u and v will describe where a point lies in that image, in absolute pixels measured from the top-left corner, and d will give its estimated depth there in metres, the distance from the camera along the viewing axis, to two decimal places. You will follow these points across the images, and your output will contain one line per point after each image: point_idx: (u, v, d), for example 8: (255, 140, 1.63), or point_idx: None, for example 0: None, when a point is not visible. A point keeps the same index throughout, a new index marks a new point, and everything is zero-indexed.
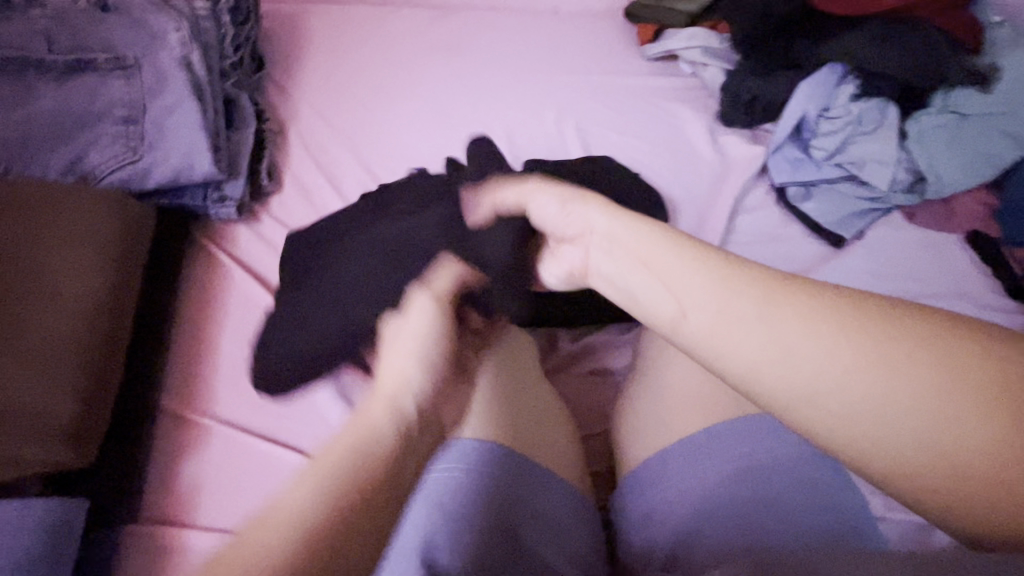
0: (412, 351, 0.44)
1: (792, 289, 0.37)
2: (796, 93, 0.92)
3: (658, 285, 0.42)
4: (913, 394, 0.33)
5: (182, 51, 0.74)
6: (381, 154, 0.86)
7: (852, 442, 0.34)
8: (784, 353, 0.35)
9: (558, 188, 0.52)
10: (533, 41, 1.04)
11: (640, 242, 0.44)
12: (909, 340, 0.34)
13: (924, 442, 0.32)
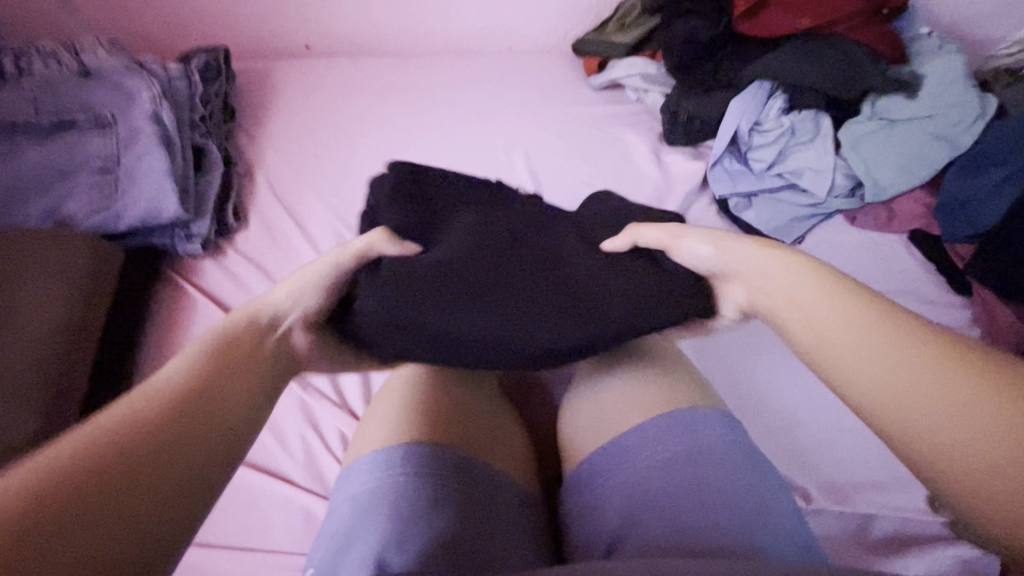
0: (716, 250, 0.54)
1: (888, 308, 0.42)
2: (728, 110, 0.97)
3: (796, 302, 0.47)
4: (961, 398, 0.35)
5: (153, 107, 0.82)
6: (342, 192, 0.92)
7: (857, 383, 0.40)
8: (888, 364, 0.39)
9: (709, 232, 0.55)
10: (488, 77, 1.12)
11: (809, 284, 0.46)
12: (959, 361, 0.37)
13: (934, 409, 0.36)
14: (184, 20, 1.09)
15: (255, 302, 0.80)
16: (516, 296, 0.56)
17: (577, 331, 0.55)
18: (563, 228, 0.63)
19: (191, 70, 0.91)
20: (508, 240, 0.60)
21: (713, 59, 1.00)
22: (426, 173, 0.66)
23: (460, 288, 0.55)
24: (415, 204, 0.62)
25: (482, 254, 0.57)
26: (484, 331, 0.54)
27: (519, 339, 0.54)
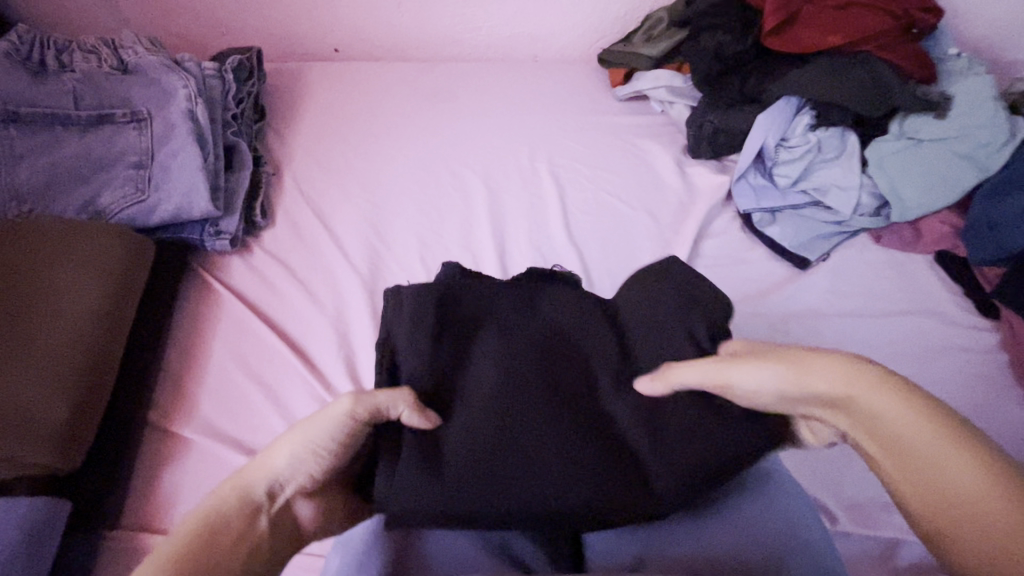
0: (764, 373, 0.51)
1: (930, 406, 0.47)
2: (754, 125, 0.97)
3: (837, 400, 0.50)
4: (980, 492, 0.43)
5: (189, 105, 0.83)
6: (365, 195, 0.93)
7: (904, 477, 0.47)
8: (921, 458, 0.46)
9: (760, 361, 0.51)
10: (514, 86, 1.13)
11: (858, 386, 0.49)
12: (986, 466, 0.44)
13: (971, 507, 0.43)
14: (217, 20, 1.11)
15: (280, 302, 0.80)
16: (567, 474, 0.50)
17: (631, 491, 0.50)
18: (599, 348, 0.58)
19: (225, 70, 0.92)
20: (547, 383, 0.54)
21: (740, 73, 1.00)
22: (448, 294, 0.60)
23: (509, 451, 0.50)
24: (439, 340, 0.57)
25: (518, 413, 0.52)
26: (532, 495, 0.49)
27: (572, 493, 0.49)
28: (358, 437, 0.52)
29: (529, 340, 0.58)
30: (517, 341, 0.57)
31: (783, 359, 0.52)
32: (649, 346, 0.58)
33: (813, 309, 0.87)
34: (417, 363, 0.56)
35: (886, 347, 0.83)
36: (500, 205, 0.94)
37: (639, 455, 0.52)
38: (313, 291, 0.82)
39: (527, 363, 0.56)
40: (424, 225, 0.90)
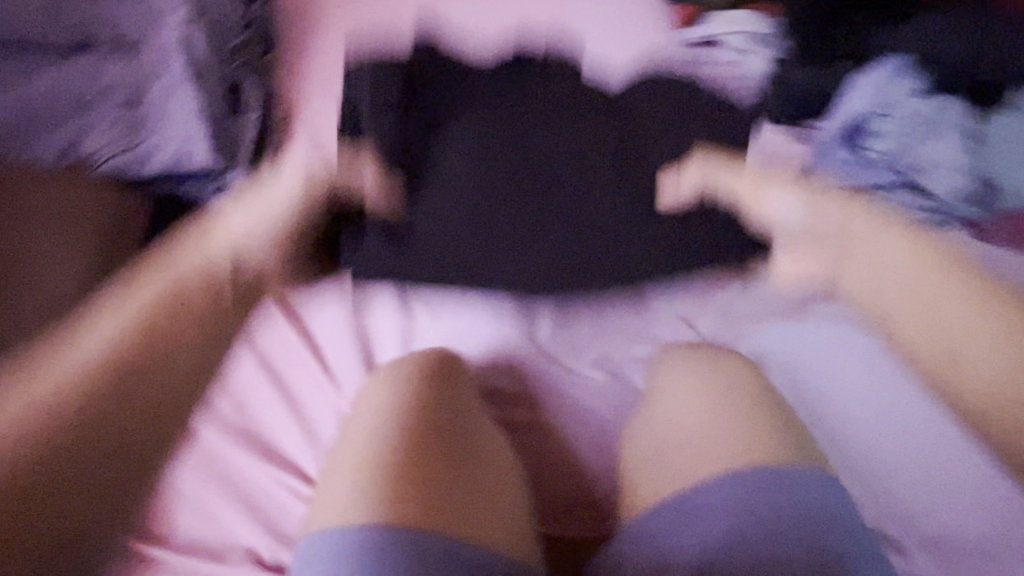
0: (771, 198, 0.68)
1: (936, 257, 0.54)
2: (848, 88, 0.84)
3: (866, 255, 0.60)
4: (1003, 338, 0.46)
5: (185, 30, 0.71)
6: (374, 146, 0.75)
7: (915, 335, 0.52)
8: (898, 278, 0.55)
9: (788, 189, 0.67)
10: (564, 23, 0.98)
11: (855, 228, 0.61)
12: (986, 306, 0.49)
13: (1000, 355, 0.46)
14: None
15: (283, 274, 0.70)
16: (513, 230, 0.71)
17: (542, 261, 0.69)
18: (589, 132, 0.79)
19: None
20: (530, 192, 0.73)
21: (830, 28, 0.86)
22: (416, 94, 0.80)
23: (468, 245, 0.69)
24: (412, 134, 0.77)
25: (490, 184, 0.73)
26: (460, 272, 0.69)
27: (499, 273, 0.69)
28: (300, 228, 0.67)
29: (526, 140, 0.77)
30: (481, 131, 0.77)
31: (813, 201, 0.65)
32: (646, 148, 0.79)
33: None
34: (375, 194, 0.72)
35: None
36: (538, 166, 0.75)
37: (604, 207, 0.73)
38: (321, 263, 0.71)
39: (518, 188, 0.73)
40: (444, 189, 0.73)
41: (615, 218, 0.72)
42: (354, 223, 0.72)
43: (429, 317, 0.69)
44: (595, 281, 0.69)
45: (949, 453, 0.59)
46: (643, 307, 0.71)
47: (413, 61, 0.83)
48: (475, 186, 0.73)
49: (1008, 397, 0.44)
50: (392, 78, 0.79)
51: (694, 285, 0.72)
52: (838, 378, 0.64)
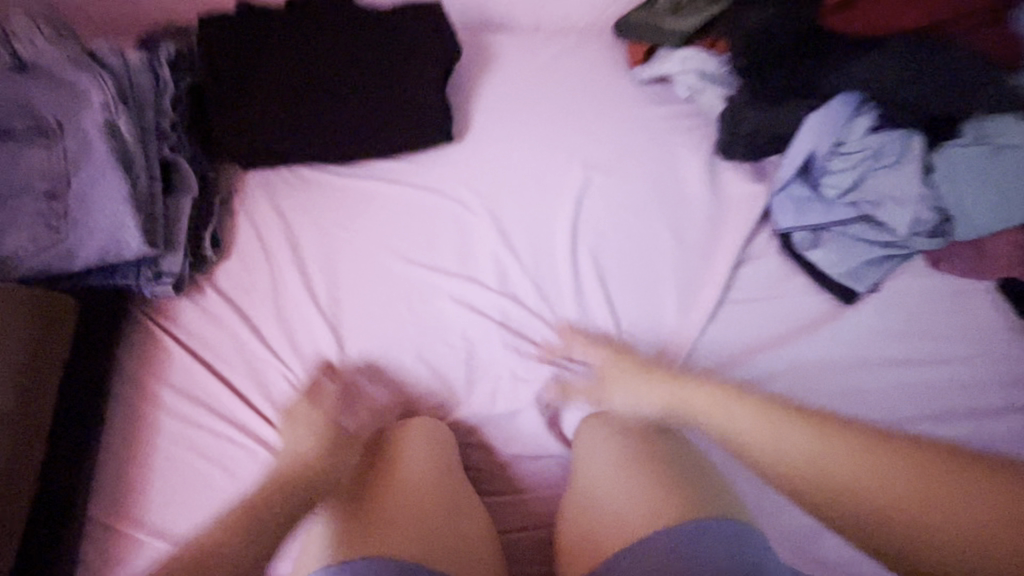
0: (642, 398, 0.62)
1: (723, 387, 0.57)
2: (803, 126, 0.80)
3: (646, 401, 0.61)
4: (813, 437, 0.49)
5: (107, 116, 0.66)
6: (332, 217, 0.77)
7: (755, 449, 0.50)
8: (782, 439, 0.49)
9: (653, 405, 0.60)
10: (516, 65, 0.93)
11: (698, 395, 0.58)
12: (818, 424, 0.49)
13: (811, 463, 0.47)
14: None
15: (238, 357, 0.69)
16: (341, 115, 0.79)
17: (366, 116, 0.79)
18: (398, 41, 0.82)
19: (159, 61, 0.74)
20: (329, 77, 0.79)
21: (788, 56, 0.81)
22: (203, 32, 0.79)
23: (303, 137, 0.78)
24: (239, 49, 0.78)
25: (310, 84, 0.79)
26: (294, 141, 0.78)
27: (323, 144, 0.79)
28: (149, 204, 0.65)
29: (322, 37, 0.81)
30: (301, 54, 0.80)
31: (672, 402, 0.59)
32: (442, 25, 0.84)
33: (857, 357, 0.75)
34: (237, 89, 0.77)
35: (930, 400, 0.73)
36: (484, 237, 0.77)
37: (391, 82, 0.80)
38: (280, 342, 0.70)
39: (335, 67, 0.80)
40: (412, 260, 0.75)
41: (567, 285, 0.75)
42: (223, 128, 0.77)
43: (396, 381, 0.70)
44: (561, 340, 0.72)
45: None
46: (599, 363, 0.71)
47: (214, 16, 0.79)
48: (442, 249, 0.76)
49: (757, 446, 0.50)
50: (227, 25, 0.79)
51: (645, 340, 0.74)
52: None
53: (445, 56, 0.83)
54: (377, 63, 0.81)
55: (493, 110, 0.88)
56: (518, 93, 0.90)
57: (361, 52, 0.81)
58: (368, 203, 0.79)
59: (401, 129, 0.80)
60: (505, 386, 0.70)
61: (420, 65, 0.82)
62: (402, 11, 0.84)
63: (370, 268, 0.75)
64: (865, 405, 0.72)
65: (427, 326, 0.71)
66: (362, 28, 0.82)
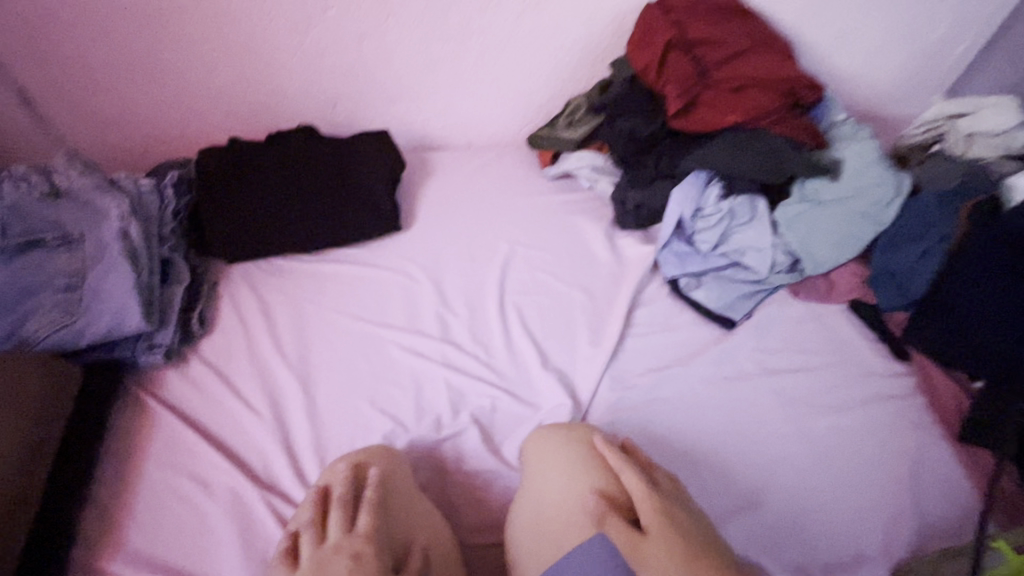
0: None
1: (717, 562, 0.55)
2: (670, 198, 1.04)
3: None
4: None
5: (121, 224, 0.85)
6: (305, 296, 0.95)
7: None
8: None
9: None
10: (453, 174, 1.19)
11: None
12: None
13: None
14: (152, 123, 1.13)
15: (217, 411, 0.81)
16: (312, 217, 1.00)
17: (332, 216, 1.01)
18: (358, 161, 1.07)
19: (164, 185, 0.95)
20: (302, 190, 1.02)
21: (652, 151, 1.08)
22: (201, 164, 1.01)
23: (281, 235, 0.98)
24: (230, 175, 1.01)
25: (287, 197, 1.01)
26: (273, 239, 0.98)
27: (297, 240, 0.99)
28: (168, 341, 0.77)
29: (296, 162, 1.05)
30: (280, 175, 1.03)
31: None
32: (391, 147, 1.10)
33: (742, 370, 0.91)
34: (228, 201, 0.99)
35: (809, 397, 0.87)
36: (428, 302, 0.95)
37: (353, 191, 1.04)
38: (257, 395, 0.83)
39: (306, 183, 1.03)
40: (368, 326, 0.92)
41: (498, 332, 0.92)
42: (216, 234, 0.96)
43: (355, 421, 0.81)
44: (495, 373, 0.87)
45: (760, 460, 0.80)
46: (527, 390, 0.86)
47: (210, 151, 1.03)
48: (394, 314, 0.94)
49: None
50: (221, 156, 1.02)
51: (564, 370, 0.89)
52: (680, 424, 0.83)
53: (394, 169, 1.08)
54: (341, 178, 1.04)
55: (435, 206, 1.12)
56: (455, 192, 1.15)
57: (327, 170, 1.04)
58: (335, 282, 0.98)
59: (361, 225, 1.02)
60: (448, 414, 0.82)
61: (375, 176, 1.06)
62: (360, 141, 1.11)
63: (335, 332, 0.91)
64: (756, 409, 0.85)
65: (381, 372, 0.86)
66: (328, 153, 1.07)
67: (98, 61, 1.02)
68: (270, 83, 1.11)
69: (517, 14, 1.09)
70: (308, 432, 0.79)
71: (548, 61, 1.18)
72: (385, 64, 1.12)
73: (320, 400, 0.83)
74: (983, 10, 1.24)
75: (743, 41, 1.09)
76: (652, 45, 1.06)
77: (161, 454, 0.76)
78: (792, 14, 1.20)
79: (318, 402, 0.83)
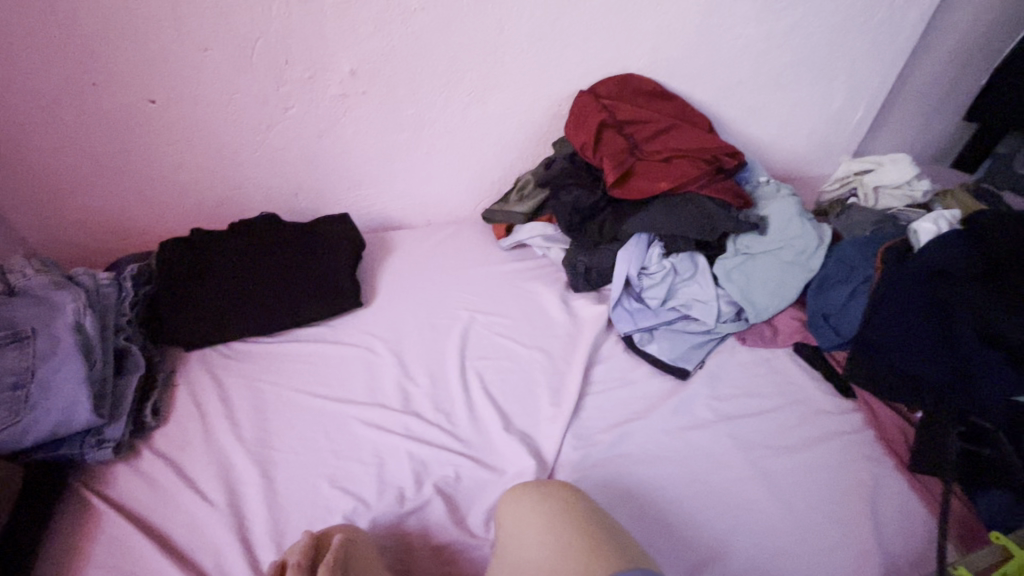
0: None
1: None
2: (617, 260, 1.11)
3: None
4: None
5: (75, 318, 0.85)
6: (265, 378, 0.95)
7: None
8: None
9: None
10: (414, 249, 1.25)
11: None
12: None
13: None
14: (114, 219, 1.16)
15: (168, 505, 0.78)
16: (274, 300, 1.03)
17: (294, 297, 1.03)
18: (320, 243, 1.11)
19: (123, 277, 0.97)
20: (263, 274, 1.05)
21: (596, 218, 1.16)
22: (162, 255, 1.04)
23: (241, 319, 1.00)
24: (191, 264, 1.03)
25: (248, 281, 1.04)
26: (234, 323, 0.99)
27: (258, 323, 1.00)
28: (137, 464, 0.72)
29: (259, 248, 1.08)
30: (241, 262, 1.06)
31: None
32: (352, 229, 1.16)
33: (699, 418, 0.93)
34: (188, 289, 1.00)
35: (766, 440, 0.89)
36: (390, 375, 0.97)
37: (315, 272, 1.07)
38: (212, 484, 0.80)
39: (268, 266, 1.06)
40: (329, 403, 0.91)
41: (460, 398, 0.93)
42: (174, 323, 0.97)
43: (314, 502, 0.79)
44: (459, 440, 0.87)
45: (725, 506, 0.81)
46: (491, 455, 0.86)
47: (172, 242, 1.06)
48: (356, 390, 0.94)
49: None
50: (184, 246, 1.05)
51: (527, 432, 0.89)
52: (643, 476, 0.84)
53: (355, 249, 1.12)
54: (304, 260, 1.08)
55: (395, 281, 1.16)
56: (415, 266, 1.20)
57: (289, 253, 1.08)
58: (296, 361, 0.98)
59: (323, 304, 1.04)
60: (411, 487, 0.80)
61: (337, 257, 1.10)
62: (322, 225, 1.16)
63: (296, 412, 0.90)
64: (719, 455, 0.87)
65: (342, 449, 0.85)
66: (291, 237, 1.11)
67: (62, 164, 1.06)
68: (233, 177, 1.17)
69: (464, 106, 1.20)
70: (264, 518, 0.76)
71: (496, 144, 1.29)
72: (345, 155, 1.20)
73: (279, 482, 0.81)
74: (870, 84, 1.44)
75: (666, 119, 1.22)
76: (587, 126, 1.18)
77: (102, 553, 0.72)
78: (708, 95, 1.36)
79: (277, 485, 0.81)
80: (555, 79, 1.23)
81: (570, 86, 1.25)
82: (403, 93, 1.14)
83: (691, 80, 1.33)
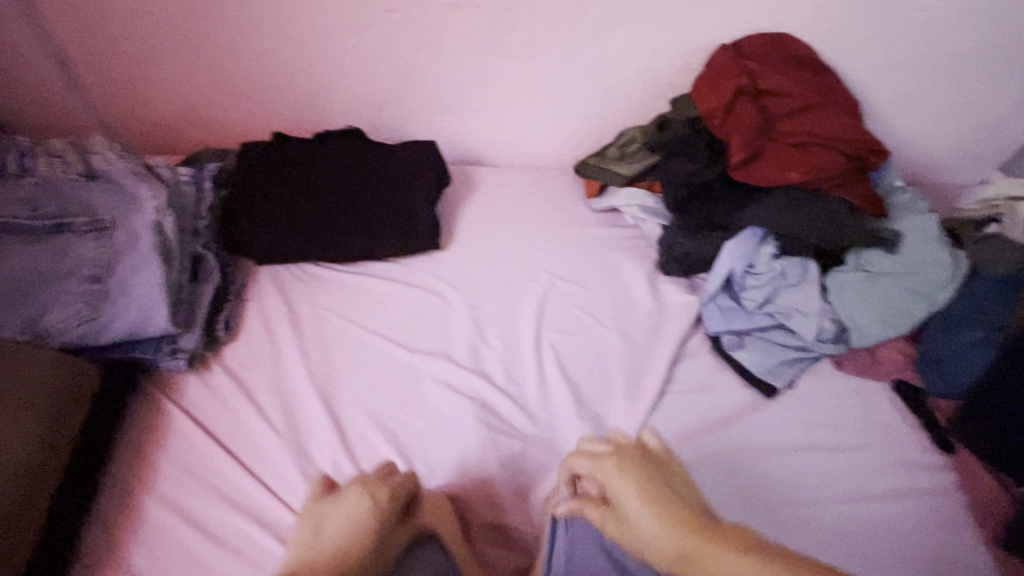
0: None
1: None
2: (722, 251, 1.01)
3: None
4: None
5: (156, 217, 0.80)
6: (335, 310, 0.91)
7: None
8: None
9: None
10: (498, 192, 1.15)
11: None
12: None
13: None
14: (192, 105, 1.09)
15: (235, 424, 0.77)
16: (350, 226, 0.96)
17: (371, 228, 0.97)
18: (404, 171, 1.02)
19: (203, 175, 0.91)
20: (342, 196, 0.98)
21: (707, 198, 1.04)
22: (243, 158, 0.97)
23: (314, 241, 0.94)
24: (271, 172, 0.97)
25: (326, 201, 0.97)
26: (307, 245, 0.94)
27: (332, 249, 0.95)
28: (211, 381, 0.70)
29: (340, 167, 1.00)
30: (321, 178, 0.98)
31: None
32: (439, 160, 1.06)
33: (779, 442, 0.87)
34: (266, 200, 0.94)
35: (847, 480, 0.84)
36: (461, 331, 0.91)
37: (395, 203, 0.99)
38: (278, 412, 0.79)
39: (348, 188, 0.98)
40: (397, 349, 0.88)
41: (532, 370, 0.88)
42: (249, 234, 0.92)
43: (377, 451, 0.77)
44: (526, 414, 0.84)
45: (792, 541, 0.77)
46: (557, 438, 0.82)
47: (253, 146, 0.99)
48: (425, 340, 0.90)
49: None
50: (265, 151, 0.99)
51: (597, 420, 0.85)
52: (712, 491, 0.80)
53: (439, 183, 1.03)
54: (385, 187, 1.00)
55: (475, 226, 1.08)
56: (498, 213, 1.11)
57: (371, 177, 1.00)
58: (367, 296, 0.94)
59: (400, 239, 0.97)
60: (474, 455, 0.78)
61: (420, 189, 1.01)
62: (407, 149, 1.06)
63: (365, 352, 0.87)
64: (796, 487, 0.82)
65: (409, 403, 0.83)
66: (374, 159, 1.02)
67: (145, 34, 0.98)
68: (319, 78, 1.06)
69: (583, 42, 1.05)
70: (328, 457, 0.76)
71: (607, 90, 1.14)
72: (440, 74, 1.08)
73: (343, 422, 0.80)
74: None
75: (812, 96, 1.05)
76: (719, 90, 1.02)
77: (175, 461, 0.73)
78: (863, 72, 1.16)
79: (341, 425, 0.79)
80: (693, 26, 1.05)
81: (708, 36, 1.07)
82: (519, 14, 1.00)
83: (848, 51, 1.12)
